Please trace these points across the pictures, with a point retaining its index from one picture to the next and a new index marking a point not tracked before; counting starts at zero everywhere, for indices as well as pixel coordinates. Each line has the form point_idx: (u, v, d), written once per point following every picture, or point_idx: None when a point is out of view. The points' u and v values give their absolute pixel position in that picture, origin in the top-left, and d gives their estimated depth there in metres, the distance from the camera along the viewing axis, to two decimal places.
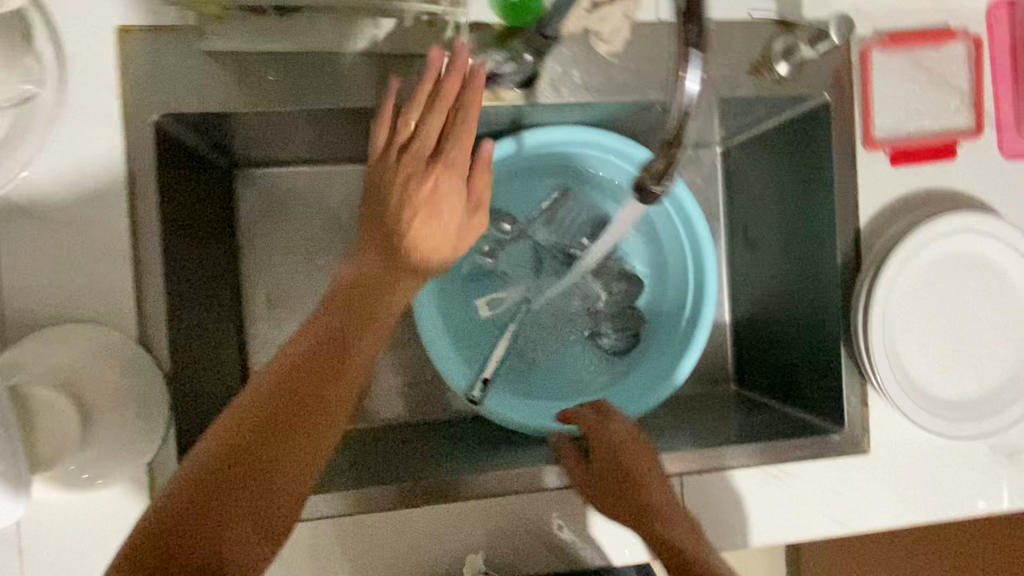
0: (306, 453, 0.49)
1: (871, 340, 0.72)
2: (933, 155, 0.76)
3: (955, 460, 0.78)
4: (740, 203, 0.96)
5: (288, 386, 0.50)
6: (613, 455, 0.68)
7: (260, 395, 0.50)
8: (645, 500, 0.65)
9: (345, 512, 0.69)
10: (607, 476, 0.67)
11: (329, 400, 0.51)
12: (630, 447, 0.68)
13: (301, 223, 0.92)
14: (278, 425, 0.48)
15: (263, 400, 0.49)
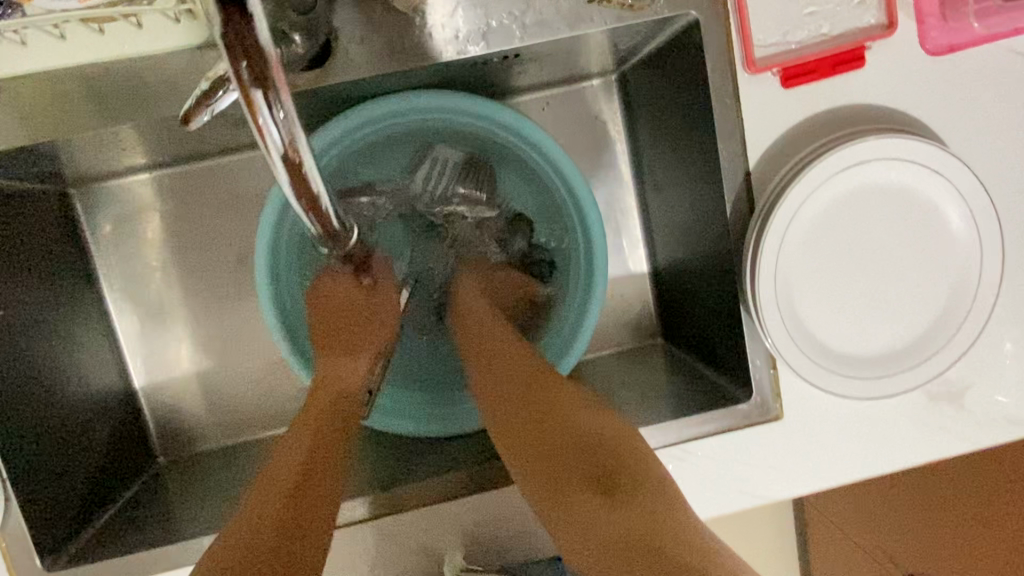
0: (334, 452, 0.61)
1: (759, 306, 0.63)
2: (834, 68, 0.62)
3: (885, 414, 0.70)
4: (646, 140, 0.83)
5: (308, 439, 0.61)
6: (512, 384, 0.64)
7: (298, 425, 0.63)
8: (592, 440, 0.56)
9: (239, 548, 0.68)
10: (525, 424, 0.60)
11: (324, 451, 0.60)
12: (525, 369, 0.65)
13: (161, 228, 0.86)
14: (310, 456, 0.60)
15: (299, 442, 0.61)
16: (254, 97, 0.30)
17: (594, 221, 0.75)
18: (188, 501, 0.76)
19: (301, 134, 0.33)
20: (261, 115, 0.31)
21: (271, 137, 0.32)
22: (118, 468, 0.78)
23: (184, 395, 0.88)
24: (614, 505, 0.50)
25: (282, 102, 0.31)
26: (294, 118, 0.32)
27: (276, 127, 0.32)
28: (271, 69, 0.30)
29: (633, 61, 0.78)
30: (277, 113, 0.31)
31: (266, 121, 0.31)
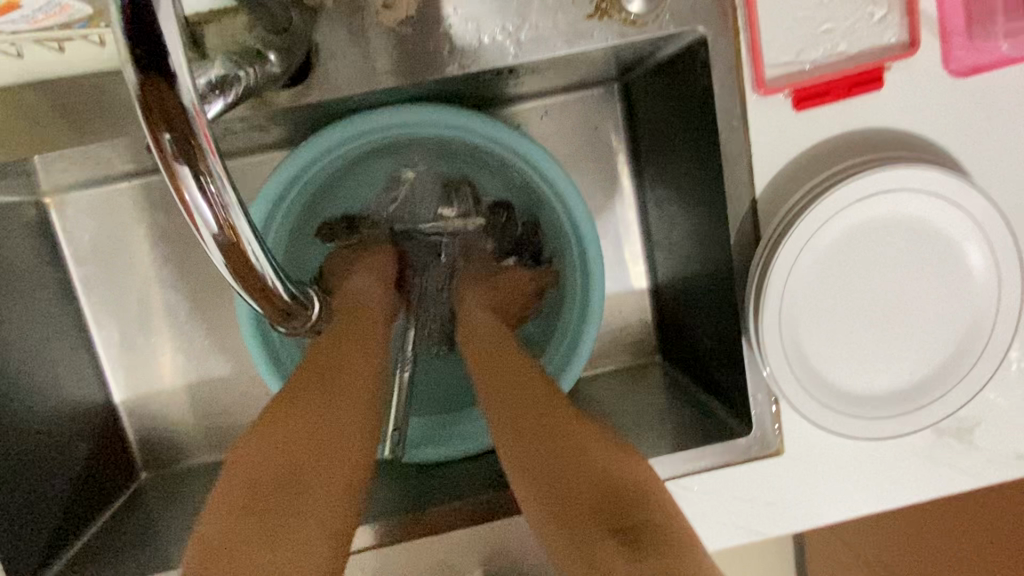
0: (343, 442, 0.53)
1: (763, 342, 0.59)
2: (851, 90, 0.58)
3: (892, 451, 0.67)
4: (649, 154, 0.79)
5: (316, 418, 0.53)
6: (529, 404, 0.56)
7: (302, 396, 0.54)
8: (607, 474, 0.47)
9: None
10: (535, 440, 0.52)
11: (336, 440, 0.52)
12: (545, 395, 0.57)
13: (148, 239, 0.83)
14: (315, 440, 0.51)
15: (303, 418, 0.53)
16: (179, 171, 0.28)
17: (591, 247, 0.71)
18: (172, 520, 0.73)
19: (237, 205, 0.30)
20: (188, 189, 0.29)
21: (199, 212, 0.29)
22: (97, 487, 0.76)
23: (169, 408, 0.86)
24: (635, 555, 0.40)
25: (214, 171, 0.29)
26: (228, 188, 0.30)
27: (204, 199, 0.29)
28: (196, 136, 0.28)
29: (639, 70, 0.74)
30: (207, 183, 0.29)
31: (193, 195, 0.29)
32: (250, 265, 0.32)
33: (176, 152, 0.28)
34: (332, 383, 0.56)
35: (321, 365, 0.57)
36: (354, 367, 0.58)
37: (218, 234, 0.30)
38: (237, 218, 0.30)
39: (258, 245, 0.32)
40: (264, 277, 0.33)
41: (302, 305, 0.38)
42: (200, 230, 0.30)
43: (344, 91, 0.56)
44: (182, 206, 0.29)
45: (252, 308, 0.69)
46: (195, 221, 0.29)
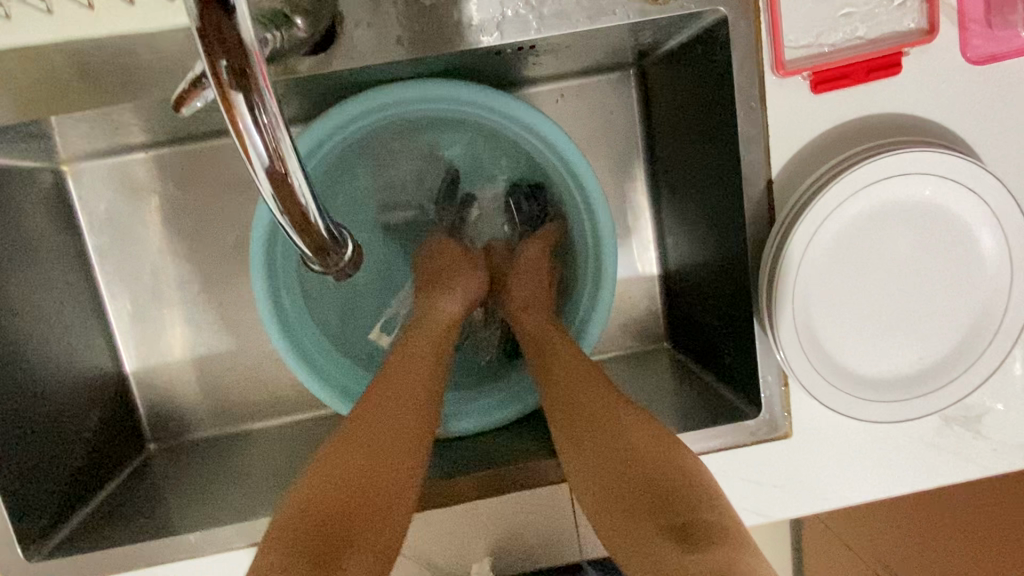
0: (387, 490, 0.53)
1: (775, 321, 0.60)
2: (870, 74, 0.59)
3: (899, 438, 0.67)
4: (664, 138, 0.80)
5: (358, 477, 0.53)
6: (586, 400, 0.57)
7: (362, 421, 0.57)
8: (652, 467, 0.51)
9: (226, 549, 0.64)
10: (581, 439, 0.56)
11: (394, 467, 0.54)
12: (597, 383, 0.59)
13: (162, 211, 0.83)
14: (351, 510, 0.51)
15: (348, 471, 0.53)
16: (234, 99, 0.30)
17: (605, 221, 0.72)
18: (180, 490, 0.74)
19: (286, 137, 0.32)
20: (242, 117, 0.30)
21: (252, 140, 0.31)
22: (105, 455, 0.76)
23: (178, 380, 0.86)
24: (686, 549, 0.45)
25: (265, 101, 0.31)
26: (277, 119, 0.32)
27: (257, 127, 0.31)
28: (252, 65, 0.30)
29: (655, 54, 0.75)
30: (259, 112, 0.31)
31: (247, 123, 0.30)
32: (295, 197, 0.33)
33: (229, 79, 0.30)
34: (398, 395, 0.59)
35: (393, 379, 0.60)
36: (421, 386, 0.60)
37: (268, 164, 0.31)
38: (286, 148, 0.32)
39: (303, 181, 0.34)
40: (306, 212, 0.35)
41: (339, 246, 0.39)
42: (252, 158, 0.31)
43: (368, 61, 0.57)
44: (235, 135, 0.31)
45: (264, 279, 0.69)
46: (248, 150, 0.31)
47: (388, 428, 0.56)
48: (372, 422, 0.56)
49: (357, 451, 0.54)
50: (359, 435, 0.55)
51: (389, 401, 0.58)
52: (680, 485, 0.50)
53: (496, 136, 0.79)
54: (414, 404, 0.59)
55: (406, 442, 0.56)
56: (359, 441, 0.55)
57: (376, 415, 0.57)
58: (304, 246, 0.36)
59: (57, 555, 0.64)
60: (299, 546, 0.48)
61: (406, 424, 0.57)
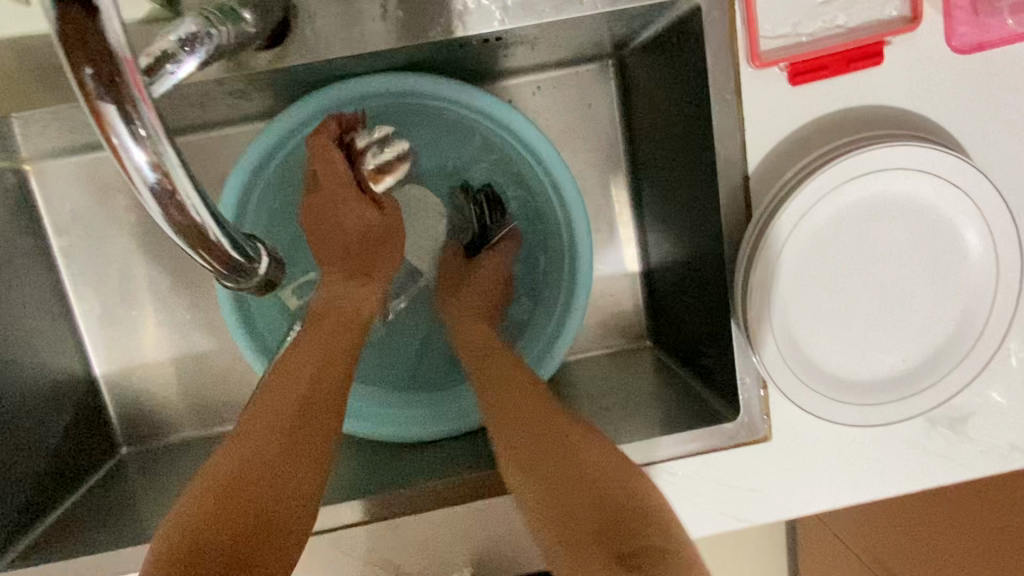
0: (298, 446, 0.51)
1: (752, 323, 0.58)
2: (849, 65, 0.56)
3: (882, 440, 0.65)
4: (642, 132, 0.78)
5: (270, 431, 0.50)
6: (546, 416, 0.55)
7: (286, 369, 0.54)
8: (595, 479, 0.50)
9: None
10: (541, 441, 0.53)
11: (309, 424, 0.52)
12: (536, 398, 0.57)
13: (131, 210, 0.82)
14: (261, 469, 0.49)
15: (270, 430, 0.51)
16: (105, 111, 0.28)
17: (581, 219, 0.69)
18: (149, 496, 0.72)
19: (170, 152, 0.30)
20: (116, 131, 0.28)
21: (129, 155, 0.29)
22: (72, 461, 0.75)
23: (150, 382, 0.85)
24: None
25: (141, 112, 0.29)
26: (158, 132, 0.30)
27: (134, 141, 0.29)
28: (120, 75, 0.28)
29: (632, 45, 0.72)
30: (135, 125, 0.29)
31: (121, 137, 0.29)
32: (189, 215, 0.31)
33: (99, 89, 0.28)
34: (320, 344, 0.57)
35: (320, 329, 0.58)
36: (349, 345, 0.58)
37: (151, 180, 0.30)
38: (170, 164, 0.30)
39: (197, 198, 0.32)
40: (204, 229, 0.32)
41: (254, 263, 0.37)
42: (133, 174, 0.29)
43: (324, 55, 0.54)
44: (112, 150, 0.29)
45: (229, 283, 0.67)
46: (127, 166, 0.29)
47: (307, 378, 0.54)
48: (294, 371, 0.54)
49: (276, 404, 0.52)
50: (281, 384, 0.53)
51: (315, 350, 0.56)
52: (642, 516, 0.48)
53: (476, 133, 0.76)
54: (337, 357, 0.57)
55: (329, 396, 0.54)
56: (279, 389, 0.53)
57: (294, 364, 0.55)
58: (208, 264, 0.34)
59: (18, 567, 0.63)
60: (207, 503, 0.47)
61: (328, 378, 0.55)
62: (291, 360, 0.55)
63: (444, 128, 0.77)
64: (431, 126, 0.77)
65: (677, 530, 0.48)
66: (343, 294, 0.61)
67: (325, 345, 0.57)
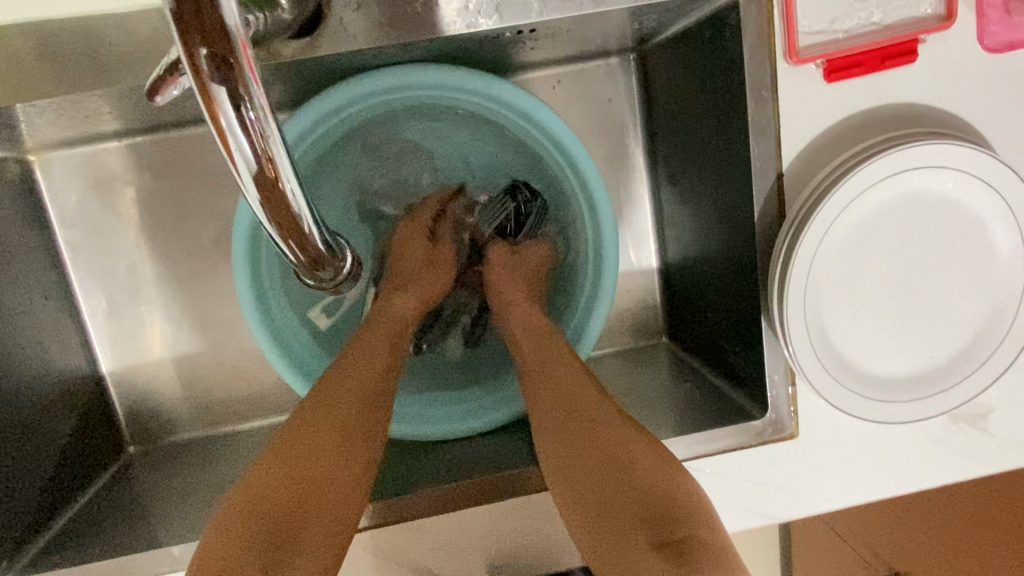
0: (332, 480, 0.52)
1: (785, 319, 0.57)
2: (884, 62, 0.56)
3: (905, 438, 0.66)
4: (663, 128, 0.77)
5: (304, 463, 0.51)
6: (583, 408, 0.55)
7: (323, 402, 0.55)
8: (634, 482, 0.49)
9: None
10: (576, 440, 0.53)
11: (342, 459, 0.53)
12: (582, 388, 0.57)
13: (137, 203, 0.79)
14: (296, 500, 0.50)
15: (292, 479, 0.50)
16: (216, 93, 0.29)
17: (606, 214, 0.69)
18: (162, 497, 0.71)
19: (273, 137, 0.32)
20: (225, 115, 0.30)
21: (237, 139, 0.30)
22: (80, 463, 0.72)
23: (156, 381, 0.82)
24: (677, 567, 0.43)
25: (252, 97, 0.30)
26: (266, 117, 0.31)
27: (242, 127, 0.30)
28: (234, 55, 0.29)
29: (657, 39, 0.72)
30: (246, 109, 0.30)
31: (230, 120, 0.30)
32: (284, 199, 0.33)
33: (211, 70, 0.29)
34: (354, 375, 0.58)
35: (352, 361, 0.59)
36: (381, 375, 0.59)
37: (255, 165, 0.31)
38: (273, 149, 0.32)
39: (294, 186, 0.34)
40: (299, 216, 0.35)
41: (332, 254, 0.40)
42: (238, 159, 0.31)
43: (357, 46, 0.53)
44: (218, 132, 0.30)
45: (249, 275, 0.66)
46: (233, 149, 0.30)
47: (342, 412, 0.55)
48: (330, 405, 0.55)
49: (310, 436, 0.53)
50: (317, 416, 0.54)
51: (349, 384, 0.57)
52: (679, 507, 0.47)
53: (496, 127, 0.75)
54: (369, 388, 0.57)
55: (358, 429, 0.55)
56: (313, 421, 0.54)
57: (327, 397, 0.56)
58: (294, 255, 0.37)
59: (31, 570, 0.61)
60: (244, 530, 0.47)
61: (361, 412, 0.56)
62: (327, 392, 0.56)
63: (463, 123, 0.76)
64: (451, 121, 0.76)
65: (716, 524, 0.47)
66: (375, 336, 0.62)
67: (358, 376, 0.57)
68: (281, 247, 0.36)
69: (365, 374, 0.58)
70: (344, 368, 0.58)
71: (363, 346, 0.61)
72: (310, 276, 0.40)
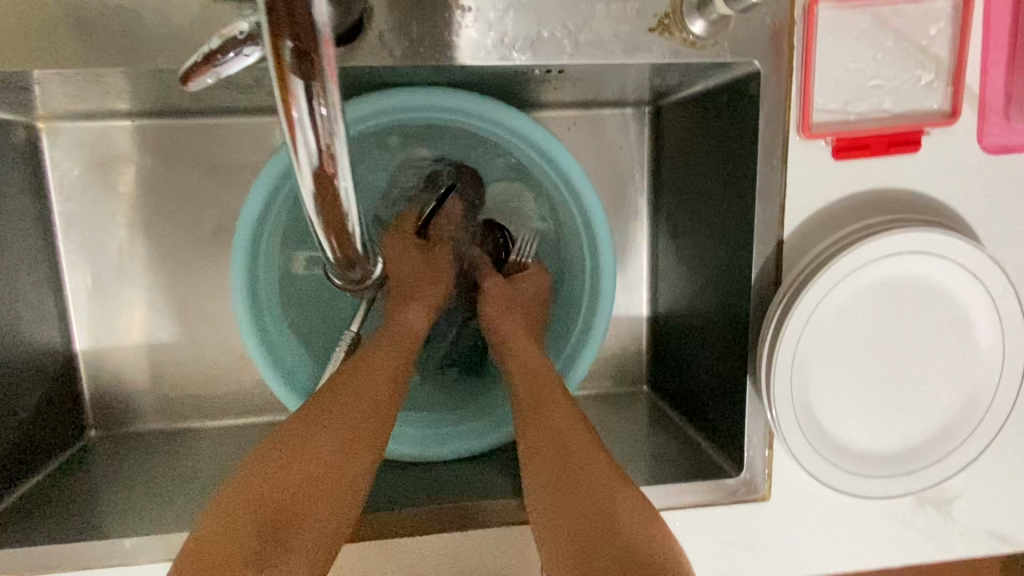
0: (313, 496, 0.53)
1: (773, 381, 0.58)
2: (889, 148, 0.59)
3: (874, 514, 0.67)
4: (670, 180, 0.79)
5: (289, 475, 0.53)
6: (573, 462, 0.55)
7: (321, 414, 0.56)
8: (612, 528, 0.50)
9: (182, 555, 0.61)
10: (560, 484, 0.54)
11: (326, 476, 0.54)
12: (574, 424, 0.58)
13: (139, 185, 0.78)
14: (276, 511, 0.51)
15: (269, 489, 0.52)
16: (294, 86, 0.34)
17: (608, 254, 0.70)
18: (121, 487, 0.69)
19: (338, 135, 0.36)
20: (297, 108, 0.34)
21: (303, 130, 0.35)
22: (40, 442, 0.70)
23: (125, 366, 0.80)
24: None
25: (324, 94, 0.35)
26: (335, 116, 0.36)
27: (310, 120, 0.35)
28: (316, 53, 0.33)
29: (674, 96, 0.75)
30: (316, 107, 0.35)
31: (301, 114, 0.35)
32: (336, 198, 0.38)
33: (295, 65, 0.33)
34: (351, 389, 0.58)
35: (357, 371, 0.59)
36: (381, 390, 0.59)
37: (315, 160, 0.36)
38: (335, 147, 0.36)
39: (348, 185, 0.38)
40: (344, 215, 0.40)
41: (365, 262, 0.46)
42: (300, 149, 0.36)
43: (391, 61, 0.54)
44: (289, 123, 0.35)
45: (244, 275, 0.65)
46: (297, 139, 0.35)
47: (331, 427, 0.55)
48: (326, 417, 0.56)
49: (298, 447, 0.54)
50: (309, 426, 0.55)
51: (350, 396, 0.57)
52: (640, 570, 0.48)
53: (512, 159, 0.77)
54: (363, 402, 0.57)
55: (343, 446, 0.55)
56: (304, 433, 0.55)
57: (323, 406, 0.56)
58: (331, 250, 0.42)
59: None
60: (225, 532, 0.50)
61: (351, 430, 0.56)
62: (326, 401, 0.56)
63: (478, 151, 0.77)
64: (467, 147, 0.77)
65: None
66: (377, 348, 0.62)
67: (358, 387, 0.58)
68: (321, 239, 0.41)
69: (362, 388, 0.58)
70: (352, 378, 0.58)
71: (367, 359, 0.60)
72: (341, 273, 0.47)
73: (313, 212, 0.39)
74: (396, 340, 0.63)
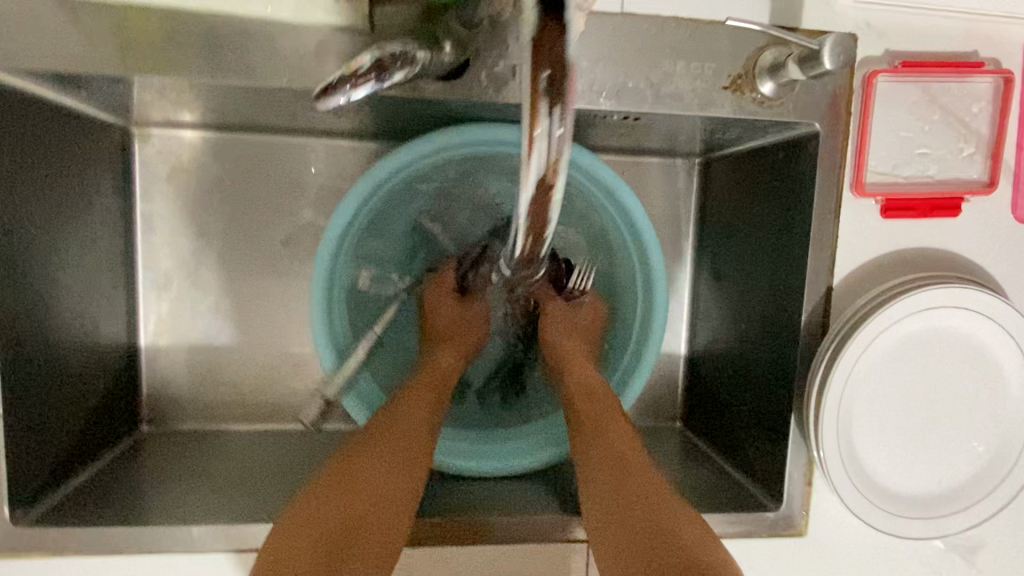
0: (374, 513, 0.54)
1: (819, 419, 0.62)
2: (933, 211, 0.64)
3: (903, 557, 0.70)
4: (716, 227, 0.84)
5: (352, 492, 0.55)
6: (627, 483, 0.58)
7: (374, 444, 0.59)
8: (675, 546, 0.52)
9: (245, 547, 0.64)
10: (620, 499, 0.57)
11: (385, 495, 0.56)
12: (626, 447, 0.61)
13: (215, 193, 0.82)
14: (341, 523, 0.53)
15: (333, 504, 0.54)
16: (541, 106, 0.38)
17: (660, 291, 0.75)
18: (179, 481, 0.71)
19: (565, 155, 0.40)
20: (539, 127, 0.39)
21: (540, 146, 0.40)
22: (103, 431, 0.72)
23: (183, 366, 0.83)
24: None
25: (563, 117, 0.39)
26: (567, 136, 0.40)
27: (547, 140, 0.39)
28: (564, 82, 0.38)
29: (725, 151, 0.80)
30: (555, 128, 0.39)
31: (542, 132, 0.39)
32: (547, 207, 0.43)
33: (545, 90, 0.38)
34: (399, 423, 0.62)
35: (398, 407, 0.64)
36: (425, 425, 0.63)
37: (541, 173, 0.41)
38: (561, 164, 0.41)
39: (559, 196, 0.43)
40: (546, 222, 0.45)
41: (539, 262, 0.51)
42: (531, 164, 0.40)
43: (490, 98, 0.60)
44: (528, 139, 0.40)
45: (322, 287, 0.70)
46: (533, 154, 0.40)
47: (386, 454, 0.58)
48: (379, 446, 0.59)
49: (355, 471, 0.56)
50: (363, 455, 0.58)
51: (397, 429, 0.61)
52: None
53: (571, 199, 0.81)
54: (411, 433, 0.61)
55: (398, 470, 0.58)
56: (360, 460, 0.58)
57: (375, 435, 0.60)
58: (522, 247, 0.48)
59: (41, 528, 0.61)
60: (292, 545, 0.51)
61: (402, 457, 0.59)
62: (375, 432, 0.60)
63: None
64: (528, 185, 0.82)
65: None
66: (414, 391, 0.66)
67: (402, 420, 0.62)
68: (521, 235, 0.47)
69: (408, 420, 0.62)
70: (394, 414, 0.63)
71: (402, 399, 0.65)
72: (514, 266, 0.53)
73: (523, 214, 0.44)
74: (433, 383, 0.68)
